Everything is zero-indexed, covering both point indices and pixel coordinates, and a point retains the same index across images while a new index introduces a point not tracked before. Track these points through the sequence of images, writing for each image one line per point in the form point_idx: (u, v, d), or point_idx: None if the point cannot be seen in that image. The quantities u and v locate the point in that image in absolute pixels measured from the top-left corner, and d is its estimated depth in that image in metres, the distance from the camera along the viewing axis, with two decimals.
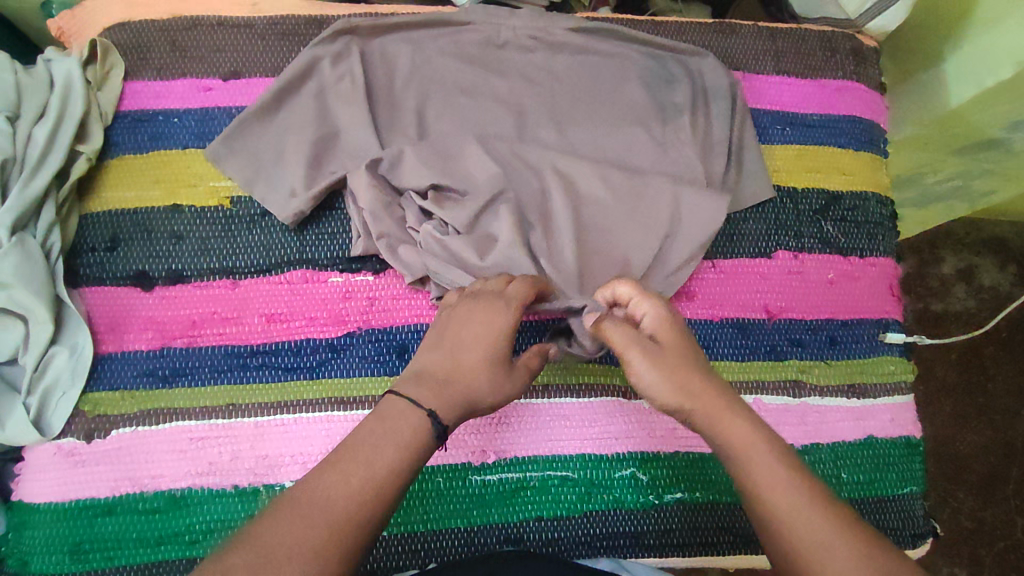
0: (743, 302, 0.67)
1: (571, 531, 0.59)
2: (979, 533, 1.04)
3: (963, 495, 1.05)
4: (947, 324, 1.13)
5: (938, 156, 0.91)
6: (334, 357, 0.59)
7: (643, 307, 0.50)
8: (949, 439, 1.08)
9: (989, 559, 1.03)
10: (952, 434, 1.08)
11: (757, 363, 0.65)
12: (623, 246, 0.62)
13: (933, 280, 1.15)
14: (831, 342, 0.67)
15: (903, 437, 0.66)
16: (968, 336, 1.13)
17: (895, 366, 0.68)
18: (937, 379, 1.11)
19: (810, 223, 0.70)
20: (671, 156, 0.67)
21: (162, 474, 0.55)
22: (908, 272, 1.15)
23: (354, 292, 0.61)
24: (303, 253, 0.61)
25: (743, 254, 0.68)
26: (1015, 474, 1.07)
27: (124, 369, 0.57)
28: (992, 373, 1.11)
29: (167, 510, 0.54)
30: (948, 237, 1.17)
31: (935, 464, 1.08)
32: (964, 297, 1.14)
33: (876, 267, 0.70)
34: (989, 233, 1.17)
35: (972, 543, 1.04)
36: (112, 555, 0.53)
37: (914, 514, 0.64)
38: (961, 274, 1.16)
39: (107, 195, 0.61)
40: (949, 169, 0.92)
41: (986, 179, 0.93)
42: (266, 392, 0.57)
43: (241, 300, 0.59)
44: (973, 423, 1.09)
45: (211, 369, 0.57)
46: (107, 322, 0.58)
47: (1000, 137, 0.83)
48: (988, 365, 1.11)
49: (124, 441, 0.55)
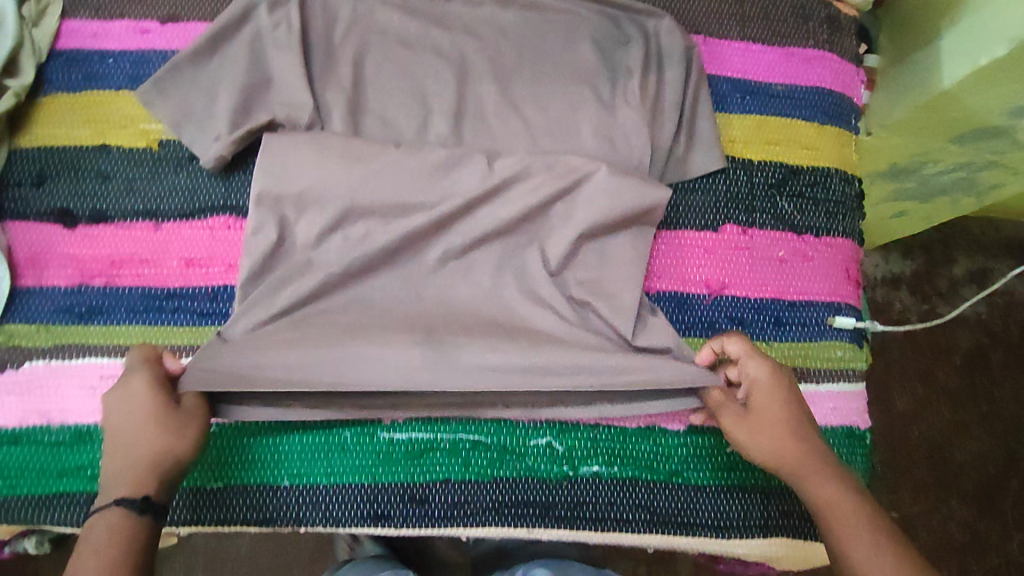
0: (682, 276, 0.63)
1: (478, 497, 0.57)
2: (973, 543, 1.08)
3: (955, 505, 1.10)
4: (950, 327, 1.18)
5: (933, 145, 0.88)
6: (221, 309, 0.58)
7: (752, 365, 0.53)
8: (953, 444, 1.13)
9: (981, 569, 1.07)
10: (952, 439, 1.13)
11: (694, 339, 0.63)
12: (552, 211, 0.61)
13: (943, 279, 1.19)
14: (774, 322, 0.63)
15: (844, 427, 0.62)
16: (974, 341, 1.18)
17: (843, 351, 0.63)
18: (937, 381, 1.15)
19: (763, 197, 0.66)
20: (616, 122, 0.64)
21: (70, 408, 0.55)
22: (918, 270, 1.19)
23: (214, 237, 0.60)
24: (227, 199, 0.61)
25: (688, 225, 0.65)
26: (1012, 486, 1.11)
27: (41, 304, 0.57)
28: (999, 382, 1.16)
29: (72, 443, 0.55)
30: (963, 235, 1.21)
31: (934, 471, 1.11)
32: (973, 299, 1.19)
33: (831, 247, 0.66)
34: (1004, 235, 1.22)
35: (966, 553, 1.08)
36: (13, 484, 0.54)
37: None
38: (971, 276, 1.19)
39: (37, 132, 0.61)
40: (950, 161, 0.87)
41: (989, 171, 0.92)
42: (175, 335, 0.58)
43: (162, 243, 0.59)
44: (973, 430, 1.13)
45: (127, 309, 0.58)
46: (27, 256, 0.58)
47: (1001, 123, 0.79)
48: (994, 371, 1.17)
49: (36, 373, 0.56)
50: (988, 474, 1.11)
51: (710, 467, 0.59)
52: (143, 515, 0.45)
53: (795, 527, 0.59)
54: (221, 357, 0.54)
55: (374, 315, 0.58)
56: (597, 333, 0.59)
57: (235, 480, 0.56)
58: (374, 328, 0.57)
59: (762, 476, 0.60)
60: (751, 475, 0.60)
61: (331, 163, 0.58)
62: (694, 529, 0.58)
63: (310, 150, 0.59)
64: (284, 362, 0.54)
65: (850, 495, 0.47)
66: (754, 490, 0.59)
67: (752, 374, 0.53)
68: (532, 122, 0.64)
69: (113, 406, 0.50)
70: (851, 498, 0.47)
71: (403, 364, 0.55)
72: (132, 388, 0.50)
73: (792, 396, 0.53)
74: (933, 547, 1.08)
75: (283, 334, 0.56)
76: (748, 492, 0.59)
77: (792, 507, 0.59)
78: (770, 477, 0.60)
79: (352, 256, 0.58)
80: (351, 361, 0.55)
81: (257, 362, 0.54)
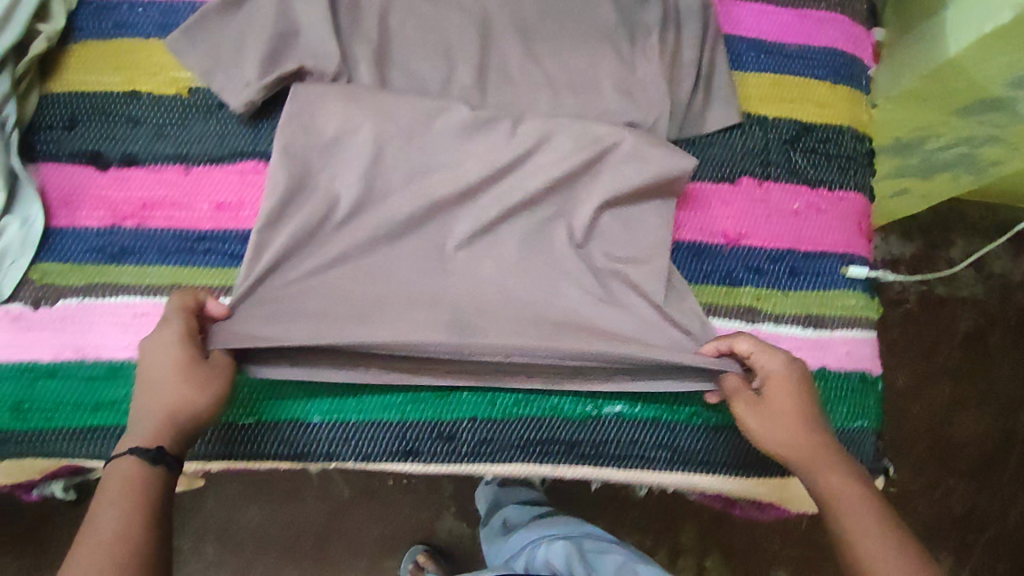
0: (700, 225, 0.65)
1: (504, 434, 0.59)
2: (969, 518, 1.12)
3: (954, 481, 1.13)
4: (951, 308, 1.19)
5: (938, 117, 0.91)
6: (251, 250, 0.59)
7: (765, 359, 0.54)
8: (951, 422, 1.15)
9: (977, 545, 1.12)
10: (950, 416, 1.15)
11: (713, 287, 0.64)
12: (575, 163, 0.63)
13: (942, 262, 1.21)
14: (790, 271, 0.65)
15: (857, 373, 0.63)
16: (973, 322, 1.19)
17: (854, 299, 0.65)
18: (936, 360, 1.17)
19: (778, 152, 0.67)
20: (636, 77, 0.66)
21: (105, 344, 0.56)
22: (918, 251, 1.22)
23: (244, 182, 0.61)
24: (256, 145, 0.62)
25: (705, 177, 0.66)
26: (1012, 461, 1.14)
27: (74, 244, 0.58)
28: (997, 361, 1.18)
29: (106, 378, 0.56)
30: (962, 220, 1.23)
31: (932, 447, 1.14)
32: (972, 282, 1.21)
33: (844, 200, 0.67)
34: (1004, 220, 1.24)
35: (962, 528, 1.12)
36: (50, 416, 0.55)
37: (863, 450, 0.62)
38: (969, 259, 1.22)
39: (68, 77, 0.62)
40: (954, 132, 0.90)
41: (991, 146, 0.94)
42: (207, 275, 0.59)
43: (193, 187, 0.60)
44: (971, 408, 1.16)
45: (159, 250, 0.58)
46: (59, 197, 0.59)
47: (1004, 95, 0.81)
48: (992, 350, 1.19)
49: (71, 310, 0.57)
50: (986, 450, 1.15)
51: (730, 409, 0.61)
52: (158, 465, 0.47)
53: None
54: (248, 325, 0.55)
55: (401, 263, 0.59)
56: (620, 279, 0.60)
57: (267, 415, 0.57)
58: (398, 283, 0.58)
59: None
60: None
61: (360, 113, 0.60)
62: (714, 468, 0.60)
63: (337, 103, 0.60)
64: (307, 328, 0.55)
65: (858, 487, 0.49)
66: None
67: (765, 368, 0.54)
68: (553, 77, 0.66)
69: (148, 353, 0.51)
70: (857, 488, 0.49)
71: (429, 315, 0.56)
72: (163, 336, 0.51)
73: (804, 389, 0.53)
74: (935, 522, 1.12)
75: (309, 300, 0.57)
76: None
77: None
78: None
79: (378, 208, 0.60)
80: (376, 326, 0.55)
81: (280, 330, 0.55)
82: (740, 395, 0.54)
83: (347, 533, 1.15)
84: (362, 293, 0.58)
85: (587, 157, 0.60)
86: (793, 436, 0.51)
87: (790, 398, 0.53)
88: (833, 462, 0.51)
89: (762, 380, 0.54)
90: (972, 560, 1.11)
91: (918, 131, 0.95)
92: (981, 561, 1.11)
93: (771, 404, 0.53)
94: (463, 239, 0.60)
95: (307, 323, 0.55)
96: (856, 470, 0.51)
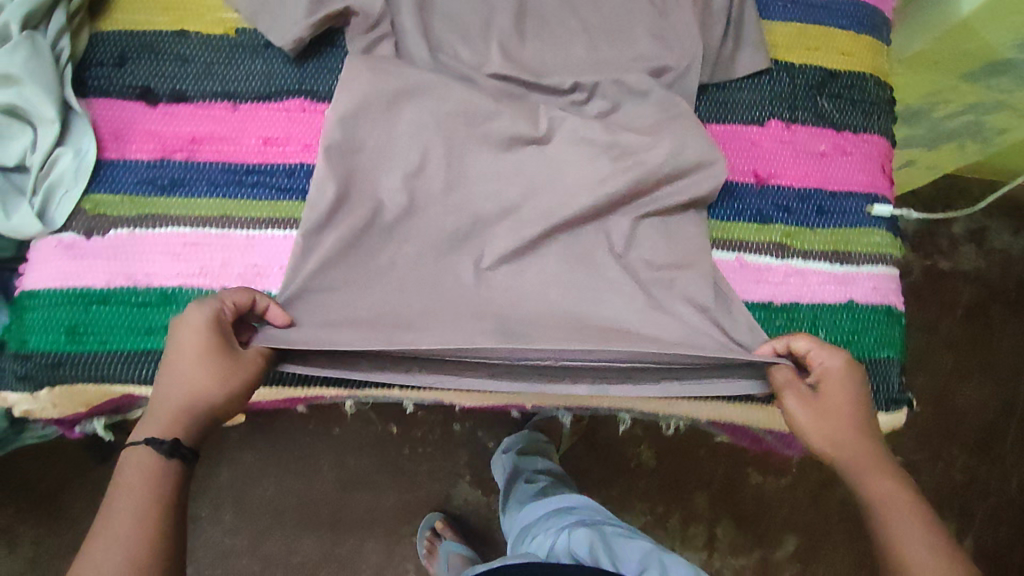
0: (732, 165, 0.67)
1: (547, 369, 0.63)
2: (970, 487, 1.14)
3: (956, 450, 1.15)
4: (952, 281, 1.22)
5: (943, 84, 0.94)
6: (299, 184, 0.61)
7: (821, 356, 0.57)
8: (952, 392, 1.18)
9: (980, 513, 1.14)
10: (952, 386, 1.18)
11: (744, 224, 0.66)
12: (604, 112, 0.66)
13: (942, 239, 1.23)
14: (818, 210, 0.67)
15: (883, 305, 0.66)
16: (974, 296, 1.22)
17: (879, 237, 0.67)
18: (938, 332, 1.20)
19: (805, 97, 0.69)
20: (670, 22, 0.67)
21: (156, 272, 0.57)
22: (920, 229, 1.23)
23: (291, 120, 0.62)
24: (302, 84, 0.63)
25: (734, 120, 0.68)
26: (1012, 431, 1.17)
27: (125, 175, 0.59)
28: (997, 333, 1.21)
29: (158, 304, 0.57)
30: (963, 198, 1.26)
31: (934, 415, 1.17)
32: (973, 258, 1.23)
33: (868, 143, 0.69)
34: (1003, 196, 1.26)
35: (964, 497, 1.14)
36: (104, 340, 0.56)
37: (889, 378, 0.65)
38: (972, 235, 1.24)
39: (118, 17, 0.63)
40: (961, 99, 0.94)
41: (996, 114, 0.95)
42: (256, 208, 0.60)
43: (241, 123, 0.61)
44: (974, 378, 1.18)
45: (208, 183, 0.60)
46: (110, 130, 0.60)
47: (1011, 59, 0.84)
48: (992, 322, 1.21)
49: (122, 239, 0.58)
50: (987, 419, 1.17)
51: None
52: (173, 460, 0.49)
53: None
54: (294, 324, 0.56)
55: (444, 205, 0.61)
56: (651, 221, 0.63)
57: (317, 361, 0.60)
58: (433, 240, 0.60)
59: None
60: None
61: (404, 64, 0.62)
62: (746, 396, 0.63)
63: (375, 56, 0.62)
64: (354, 334, 0.56)
65: (906, 494, 0.52)
66: None
67: (819, 367, 0.57)
68: (589, 24, 0.68)
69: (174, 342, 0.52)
70: (907, 494, 0.52)
71: (463, 268, 0.60)
72: (199, 326, 0.52)
73: (860, 392, 0.56)
74: (937, 489, 1.14)
75: (350, 298, 0.58)
76: None
77: None
78: None
79: (419, 152, 0.62)
80: (421, 335, 0.56)
81: (324, 330, 0.56)
82: (792, 387, 0.57)
83: (362, 500, 1.15)
84: (403, 298, 0.59)
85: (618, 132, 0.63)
86: (844, 437, 0.54)
87: (843, 399, 0.55)
88: (884, 469, 0.53)
89: (816, 377, 0.57)
90: (974, 528, 1.13)
91: (928, 96, 0.97)
92: (982, 529, 1.13)
93: (824, 401, 0.56)
94: (501, 183, 0.62)
95: (355, 320, 0.57)
96: (906, 475, 0.53)
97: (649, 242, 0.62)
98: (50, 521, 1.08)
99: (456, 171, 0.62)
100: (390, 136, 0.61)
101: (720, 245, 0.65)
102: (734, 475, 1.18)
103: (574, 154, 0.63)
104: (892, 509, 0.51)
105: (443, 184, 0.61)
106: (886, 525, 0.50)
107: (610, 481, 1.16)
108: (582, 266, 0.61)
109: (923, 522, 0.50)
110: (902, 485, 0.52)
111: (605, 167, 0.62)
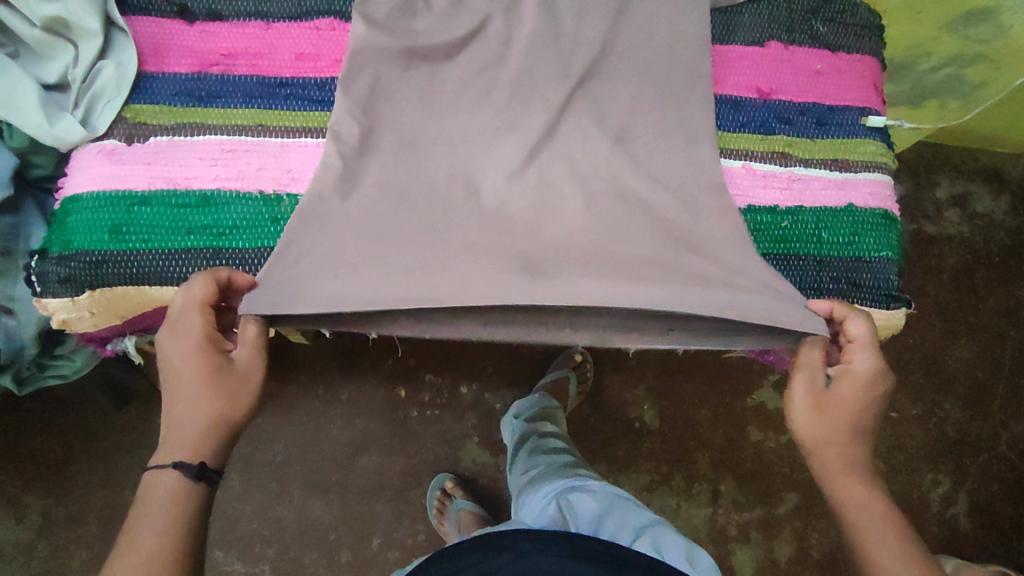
0: (734, 83, 0.71)
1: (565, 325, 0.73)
2: (963, 443, 1.18)
3: (949, 406, 1.18)
4: (939, 245, 1.23)
5: (928, 33, 0.90)
6: (330, 97, 0.64)
7: (859, 354, 0.61)
8: (942, 351, 1.20)
9: (972, 468, 1.17)
10: (943, 347, 1.20)
11: (749, 135, 0.70)
12: (614, 34, 0.68)
13: (928, 203, 1.24)
14: (818, 123, 0.71)
15: (882, 209, 0.70)
16: (959, 260, 1.23)
17: (875, 147, 0.71)
18: (927, 295, 1.22)
19: (801, 21, 0.73)
20: None
21: (194, 177, 0.60)
22: (906, 194, 1.25)
23: (321, 38, 0.65)
24: (330, 4, 0.65)
25: (737, 41, 0.72)
26: (1001, 389, 1.20)
27: (163, 87, 0.62)
28: (981, 294, 1.23)
29: (197, 206, 0.60)
30: (945, 163, 1.26)
31: (926, 374, 1.19)
32: (958, 222, 1.24)
33: (862, 64, 0.73)
34: (985, 163, 1.27)
35: (957, 452, 1.17)
36: (147, 239, 0.59)
37: (888, 276, 0.68)
38: (955, 200, 1.25)
39: None
40: (944, 50, 0.91)
41: (976, 66, 0.93)
42: (290, 118, 0.63)
43: (273, 41, 0.64)
44: (962, 339, 1.21)
45: (242, 94, 0.63)
46: (149, 46, 0.63)
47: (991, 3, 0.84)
48: (978, 286, 1.23)
49: (161, 146, 0.60)
50: (978, 378, 1.20)
51: (769, 238, 0.68)
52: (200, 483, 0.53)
53: (843, 291, 0.68)
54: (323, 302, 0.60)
55: (457, 133, 0.65)
56: (657, 141, 0.66)
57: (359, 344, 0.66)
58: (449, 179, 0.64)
59: (814, 247, 0.68)
60: (803, 245, 0.68)
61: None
62: None
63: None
64: None
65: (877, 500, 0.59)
66: (806, 259, 0.68)
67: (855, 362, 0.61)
68: None
69: (170, 357, 0.55)
70: (879, 502, 0.59)
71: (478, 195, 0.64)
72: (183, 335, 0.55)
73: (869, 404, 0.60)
74: (931, 445, 1.17)
75: (370, 272, 0.61)
76: (802, 258, 0.68)
77: (840, 273, 0.68)
78: (821, 247, 0.68)
79: (434, 82, 0.65)
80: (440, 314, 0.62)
81: (355, 306, 0.61)
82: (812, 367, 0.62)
83: (369, 466, 1.11)
84: (406, 260, 0.60)
85: (626, 60, 0.68)
86: (830, 445, 0.60)
87: (845, 404, 0.60)
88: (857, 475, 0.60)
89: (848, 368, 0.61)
90: (966, 483, 1.16)
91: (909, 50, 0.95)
92: (975, 484, 1.17)
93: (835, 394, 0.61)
94: (515, 105, 0.65)
95: (365, 282, 0.59)
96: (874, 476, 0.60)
97: (673, 206, 0.65)
98: (58, 492, 1.03)
99: (468, 108, 0.65)
100: (404, 119, 0.64)
101: (728, 154, 0.69)
102: (734, 436, 1.16)
103: (580, 92, 0.67)
104: (870, 522, 0.58)
105: (455, 130, 0.65)
106: (861, 533, 0.58)
107: (614, 441, 1.14)
108: (594, 197, 0.65)
109: (892, 532, 0.57)
110: (874, 492, 0.59)
111: (608, 97, 0.67)
